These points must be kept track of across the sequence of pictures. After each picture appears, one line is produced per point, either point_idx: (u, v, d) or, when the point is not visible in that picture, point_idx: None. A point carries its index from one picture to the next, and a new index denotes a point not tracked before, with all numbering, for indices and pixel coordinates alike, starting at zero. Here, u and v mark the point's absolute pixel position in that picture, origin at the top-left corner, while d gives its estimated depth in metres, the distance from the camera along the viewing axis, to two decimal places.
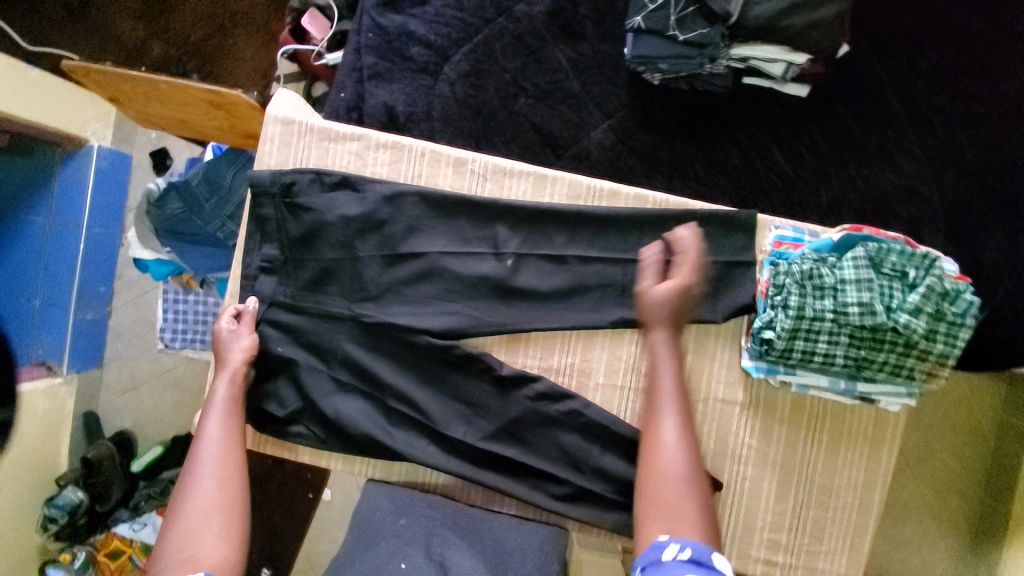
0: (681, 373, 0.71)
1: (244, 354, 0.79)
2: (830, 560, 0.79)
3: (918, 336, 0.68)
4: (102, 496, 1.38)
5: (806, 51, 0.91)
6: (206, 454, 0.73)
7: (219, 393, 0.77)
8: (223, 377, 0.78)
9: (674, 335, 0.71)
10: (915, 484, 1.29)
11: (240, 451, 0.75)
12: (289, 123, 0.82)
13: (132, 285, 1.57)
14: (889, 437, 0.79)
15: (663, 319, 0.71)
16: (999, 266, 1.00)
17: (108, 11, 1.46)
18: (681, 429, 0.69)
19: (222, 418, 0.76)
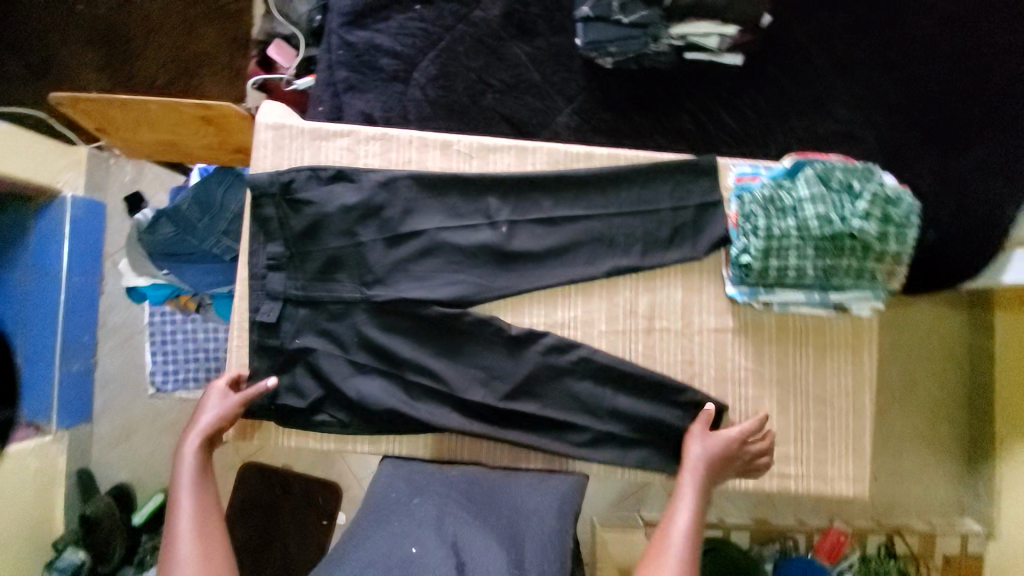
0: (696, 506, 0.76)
1: (219, 417, 0.80)
2: (838, 465, 0.85)
3: (872, 239, 0.78)
4: (103, 556, 1.31)
5: (735, 22, 1.03)
6: (184, 525, 0.72)
7: (189, 462, 0.76)
8: (194, 437, 0.78)
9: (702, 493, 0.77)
10: (910, 419, 1.52)
11: (218, 515, 0.75)
12: (280, 127, 0.87)
13: (117, 331, 1.49)
14: (868, 341, 0.86)
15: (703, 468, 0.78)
16: (936, 190, 1.12)
17: (69, 63, 1.48)
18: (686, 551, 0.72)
19: (195, 487, 0.76)
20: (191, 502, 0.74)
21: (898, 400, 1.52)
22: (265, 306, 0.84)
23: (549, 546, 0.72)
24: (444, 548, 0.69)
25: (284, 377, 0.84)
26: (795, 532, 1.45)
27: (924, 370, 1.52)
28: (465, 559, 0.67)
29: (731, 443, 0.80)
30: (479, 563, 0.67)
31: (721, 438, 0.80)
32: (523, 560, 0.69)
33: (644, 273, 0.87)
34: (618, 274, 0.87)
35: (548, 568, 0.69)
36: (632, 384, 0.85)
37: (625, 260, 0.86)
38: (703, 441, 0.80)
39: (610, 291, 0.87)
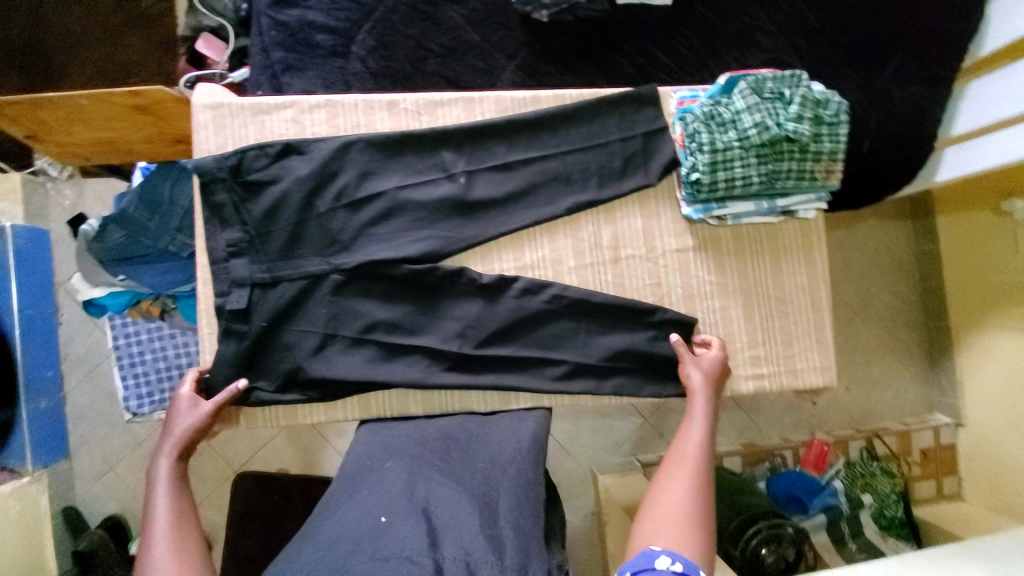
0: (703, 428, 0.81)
1: (188, 423, 0.80)
2: (804, 358, 0.92)
3: (808, 139, 0.83)
4: None
5: None
6: (157, 527, 0.71)
7: (162, 469, 0.77)
8: (166, 453, 0.78)
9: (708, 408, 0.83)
10: (872, 329, 1.60)
11: (193, 518, 0.74)
12: (219, 106, 0.86)
13: (82, 361, 1.43)
14: (817, 241, 0.92)
15: (705, 390, 0.84)
16: (865, 106, 1.13)
17: None
18: (692, 479, 0.76)
19: (170, 492, 0.75)
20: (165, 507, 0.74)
21: (860, 314, 1.61)
22: (234, 293, 0.82)
23: (523, 500, 0.73)
24: (414, 513, 0.65)
25: (263, 357, 0.84)
26: (782, 449, 1.51)
27: (878, 282, 1.61)
28: (437, 523, 0.65)
29: (719, 362, 0.85)
30: (451, 525, 0.64)
31: (710, 357, 0.85)
32: (497, 517, 0.68)
33: (603, 206, 0.90)
34: (578, 211, 0.89)
35: (523, 524, 0.69)
36: (605, 313, 0.89)
37: (584, 196, 0.89)
38: (699, 363, 0.85)
39: (573, 229, 0.90)
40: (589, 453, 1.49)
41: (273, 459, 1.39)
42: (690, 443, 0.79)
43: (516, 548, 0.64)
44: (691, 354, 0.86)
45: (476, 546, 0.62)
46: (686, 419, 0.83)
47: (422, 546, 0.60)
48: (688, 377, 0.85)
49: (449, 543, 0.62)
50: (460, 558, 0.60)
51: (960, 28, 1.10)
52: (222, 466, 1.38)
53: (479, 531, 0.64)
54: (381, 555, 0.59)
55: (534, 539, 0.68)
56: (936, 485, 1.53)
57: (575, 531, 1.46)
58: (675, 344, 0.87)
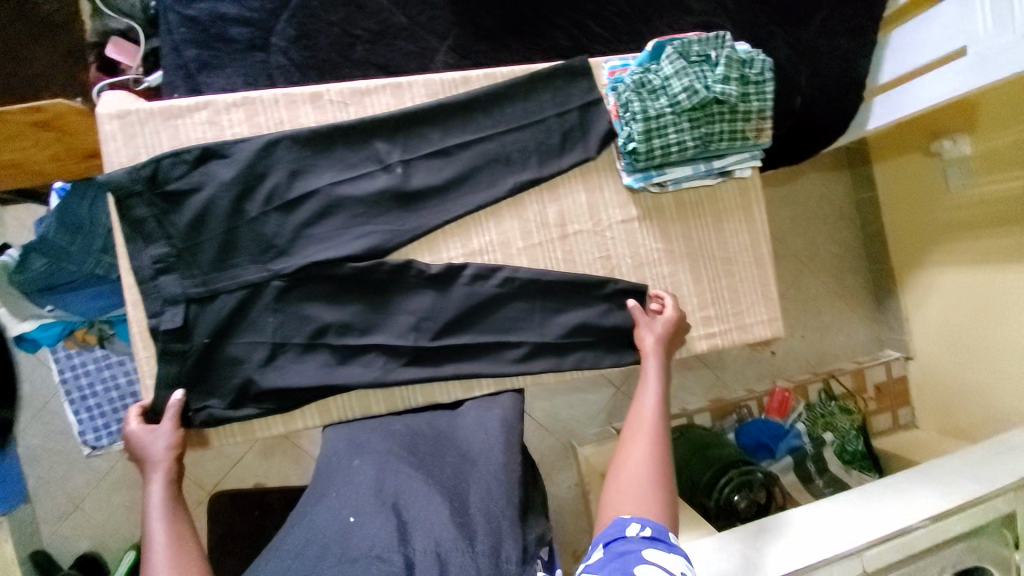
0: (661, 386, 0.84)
1: (170, 448, 0.76)
2: (752, 312, 0.96)
3: (736, 100, 0.84)
4: None
5: None
6: (158, 555, 0.67)
7: (154, 497, 0.72)
8: (156, 480, 0.74)
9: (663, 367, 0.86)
10: (821, 279, 1.68)
11: (193, 539, 0.70)
12: (126, 115, 0.80)
13: (29, 400, 1.33)
14: (754, 199, 0.96)
15: (657, 354, 0.86)
16: (795, 61, 1.14)
17: None
18: (653, 443, 0.77)
19: (166, 517, 0.71)
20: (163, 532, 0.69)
21: (809, 265, 1.67)
22: (167, 311, 0.79)
23: (494, 485, 0.72)
24: (384, 510, 0.67)
25: (209, 375, 0.80)
26: (747, 401, 1.57)
27: (823, 233, 1.68)
28: (407, 517, 0.66)
29: (673, 322, 0.88)
30: (420, 518, 0.66)
31: (663, 318, 0.88)
32: (466, 506, 0.69)
33: (545, 184, 0.90)
34: (521, 191, 0.89)
35: (493, 508, 0.69)
36: (558, 291, 0.89)
37: (524, 175, 0.88)
38: (651, 327, 0.88)
39: (518, 210, 0.89)
40: (567, 428, 1.51)
41: (247, 475, 1.35)
42: (649, 406, 0.81)
43: (485, 533, 0.66)
44: (644, 318, 0.88)
45: (445, 536, 0.63)
46: (642, 385, 0.85)
47: (392, 542, 0.62)
48: (641, 343, 0.87)
49: (420, 536, 0.64)
50: (430, 550, 0.62)
51: None
52: (193, 489, 1.34)
53: (448, 521, 0.65)
54: (350, 556, 0.61)
55: (505, 520, 0.68)
56: (892, 417, 1.62)
57: (561, 504, 1.49)
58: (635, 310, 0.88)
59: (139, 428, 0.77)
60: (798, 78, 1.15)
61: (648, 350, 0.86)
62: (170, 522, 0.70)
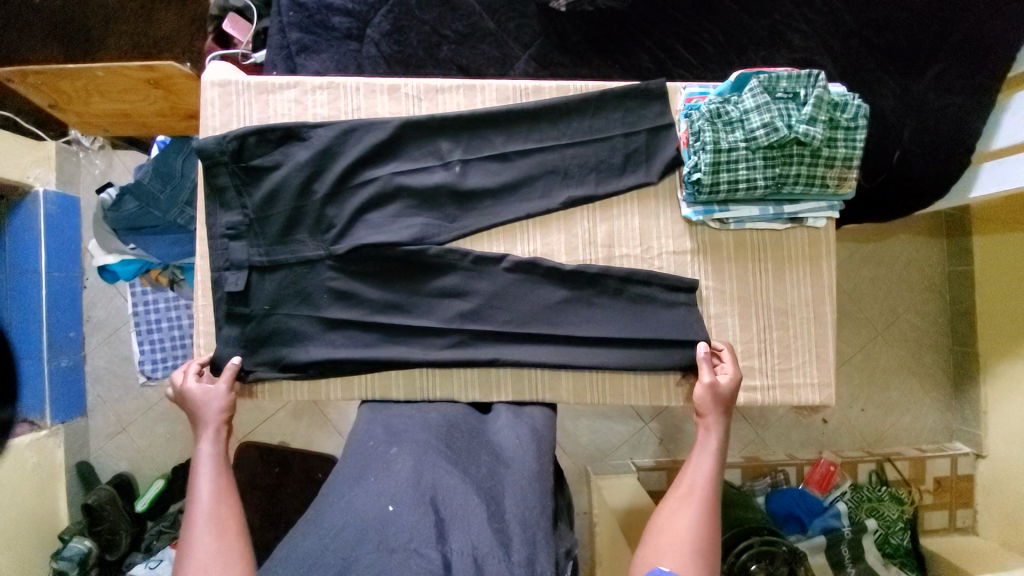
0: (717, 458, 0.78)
1: (222, 411, 0.80)
2: (803, 372, 0.88)
3: (820, 144, 0.79)
4: (111, 543, 1.28)
5: None
6: (200, 509, 0.70)
7: (205, 453, 0.77)
8: (209, 436, 0.78)
9: (723, 429, 0.80)
10: (894, 350, 1.52)
11: (234, 500, 0.73)
12: (226, 84, 0.87)
13: (104, 324, 1.46)
14: (825, 251, 0.89)
15: (717, 415, 0.80)
16: (900, 112, 1.04)
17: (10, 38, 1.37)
18: (702, 512, 0.72)
19: (213, 474, 0.75)
20: (208, 488, 0.73)
21: (880, 332, 1.52)
22: (228, 271, 0.84)
23: (529, 492, 0.67)
24: (423, 504, 0.60)
25: (249, 333, 0.85)
26: (785, 465, 1.44)
27: (904, 301, 1.53)
28: (445, 515, 0.60)
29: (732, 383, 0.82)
30: (459, 517, 0.59)
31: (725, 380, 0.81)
32: (503, 510, 0.63)
33: (600, 202, 0.88)
34: (574, 206, 0.88)
35: (529, 517, 0.63)
36: (595, 313, 0.87)
37: (580, 191, 0.87)
38: (707, 384, 0.81)
39: (568, 224, 0.88)
40: (587, 453, 1.46)
41: (274, 432, 1.41)
42: (702, 471, 0.76)
43: (522, 544, 0.59)
44: (703, 373, 0.82)
45: (484, 541, 0.57)
46: (695, 447, 0.80)
47: (430, 538, 0.55)
48: (696, 401, 0.82)
49: (457, 536, 0.57)
50: (468, 552, 0.55)
51: (1016, 30, 0.99)
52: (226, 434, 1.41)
53: (487, 524, 0.59)
54: (388, 546, 0.54)
55: (539, 530, 0.62)
56: (949, 516, 1.44)
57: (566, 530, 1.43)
58: (706, 356, 0.83)
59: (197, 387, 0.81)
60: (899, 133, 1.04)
61: (706, 409, 0.81)
62: (216, 479, 0.74)
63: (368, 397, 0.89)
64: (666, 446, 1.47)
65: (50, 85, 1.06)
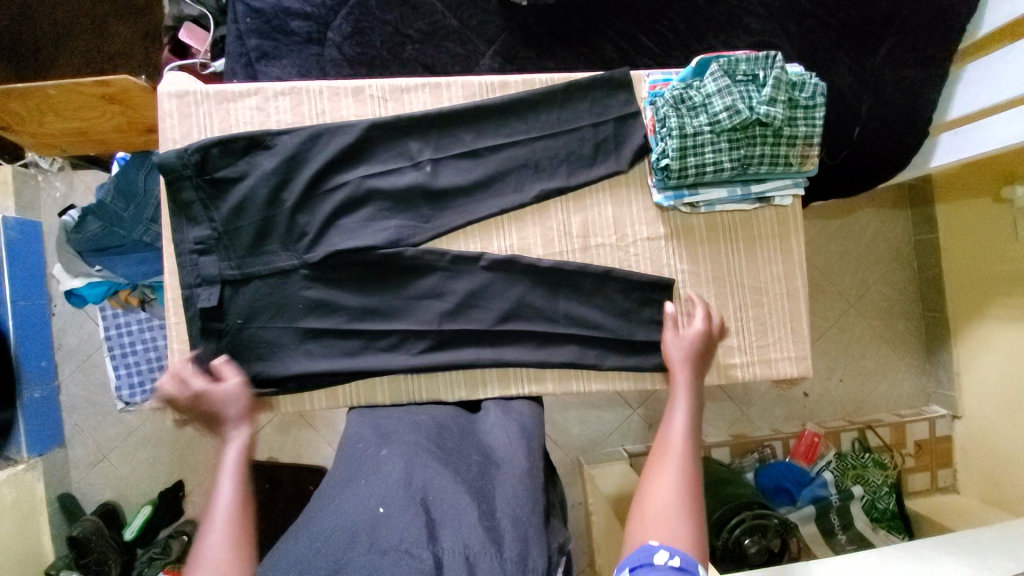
0: (690, 412, 0.80)
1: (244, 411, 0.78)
2: (779, 348, 0.91)
3: (781, 123, 0.81)
4: (100, 574, 1.26)
5: None
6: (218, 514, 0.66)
7: (230, 456, 0.74)
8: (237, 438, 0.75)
9: (693, 385, 0.83)
10: (867, 320, 1.57)
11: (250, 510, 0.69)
12: (184, 95, 0.85)
13: (76, 351, 1.41)
14: (793, 228, 0.91)
15: (687, 372, 0.83)
16: (857, 88, 1.07)
17: None
18: (683, 469, 0.73)
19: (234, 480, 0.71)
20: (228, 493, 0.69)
21: (853, 304, 1.57)
22: (201, 287, 0.83)
23: (519, 488, 0.67)
24: (413, 504, 0.60)
25: (226, 349, 0.83)
26: (771, 441, 1.48)
27: (874, 272, 1.57)
28: (436, 514, 0.60)
29: (703, 332, 0.85)
30: (450, 516, 0.59)
31: (692, 331, 0.85)
32: (494, 509, 0.63)
33: (572, 194, 0.89)
34: (547, 199, 0.88)
35: (521, 513, 0.63)
36: (573, 304, 0.88)
37: (552, 183, 0.88)
38: (674, 338, 0.85)
39: (542, 217, 0.89)
40: (578, 444, 1.48)
41: (261, 447, 1.39)
42: (677, 429, 0.78)
43: (514, 540, 0.59)
44: (669, 328, 0.86)
45: (475, 539, 0.57)
46: (670, 406, 0.81)
47: (422, 537, 0.55)
48: (669, 357, 0.85)
49: (448, 536, 0.57)
50: (460, 551, 0.55)
51: (961, 4, 1.03)
52: (214, 452, 1.40)
53: (478, 523, 0.59)
54: (380, 548, 0.54)
55: (531, 528, 0.62)
56: (930, 477, 1.50)
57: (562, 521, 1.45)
58: (670, 314, 0.86)
59: (209, 387, 0.79)
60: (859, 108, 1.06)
61: (675, 367, 0.84)
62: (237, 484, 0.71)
63: (354, 404, 0.88)
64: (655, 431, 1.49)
65: (1, 108, 1.02)
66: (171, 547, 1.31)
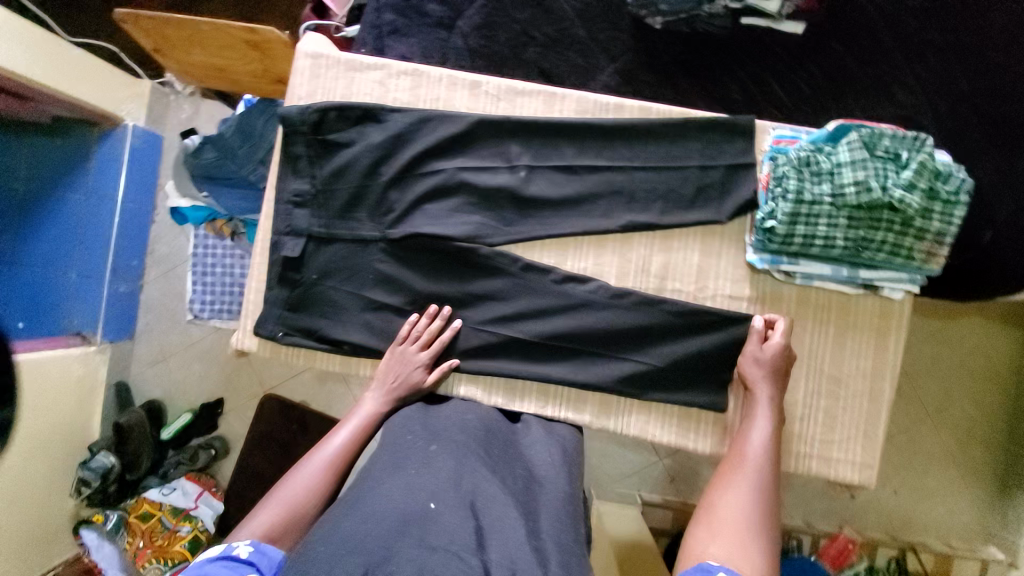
0: (773, 426, 0.76)
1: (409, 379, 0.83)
2: (845, 449, 0.83)
3: (914, 213, 0.73)
4: (132, 464, 1.37)
5: (801, 20, 0.97)
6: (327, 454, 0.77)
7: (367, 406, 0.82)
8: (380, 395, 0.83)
9: (776, 397, 0.77)
10: (939, 437, 1.41)
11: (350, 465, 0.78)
12: (317, 57, 0.89)
13: (163, 259, 1.54)
14: (895, 325, 0.82)
15: (770, 384, 0.78)
16: (995, 184, 0.93)
17: None
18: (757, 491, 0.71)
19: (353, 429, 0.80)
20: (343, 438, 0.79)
21: (929, 415, 1.41)
22: (288, 237, 0.87)
23: (562, 513, 0.67)
24: (463, 507, 0.60)
25: (295, 299, 0.87)
26: (800, 533, 1.38)
27: (964, 388, 1.41)
28: (483, 522, 0.60)
29: (782, 350, 0.78)
30: (497, 527, 0.59)
31: (773, 348, 0.78)
32: (539, 527, 0.63)
33: (661, 232, 0.85)
34: (635, 231, 0.85)
35: (565, 541, 0.62)
36: (633, 344, 0.84)
37: (643, 216, 0.84)
38: (752, 355, 0.79)
39: (625, 247, 0.86)
40: (593, 475, 1.43)
41: (296, 390, 1.46)
42: (755, 444, 0.74)
43: (559, 564, 0.58)
44: (750, 343, 0.80)
45: (523, 556, 0.55)
46: (749, 417, 0.78)
47: (471, 543, 0.55)
48: (743, 373, 0.80)
49: (496, 547, 0.56)
50: (507, 565, 0.54)
51: None
52: (255, 382, 1.49)
53: (525, 540, 0.58)
54: (430, 543, 0.54)
55: (575, 556, 0.60)
56: None
57: None
58: (756, 329, 0.80)
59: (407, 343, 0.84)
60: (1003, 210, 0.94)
61: (754, 381, 0.78)
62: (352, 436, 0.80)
63: None
64: (676, 486, 1.41)
65: (160, 33, 1.12)
66: (198, 456, 1.42)
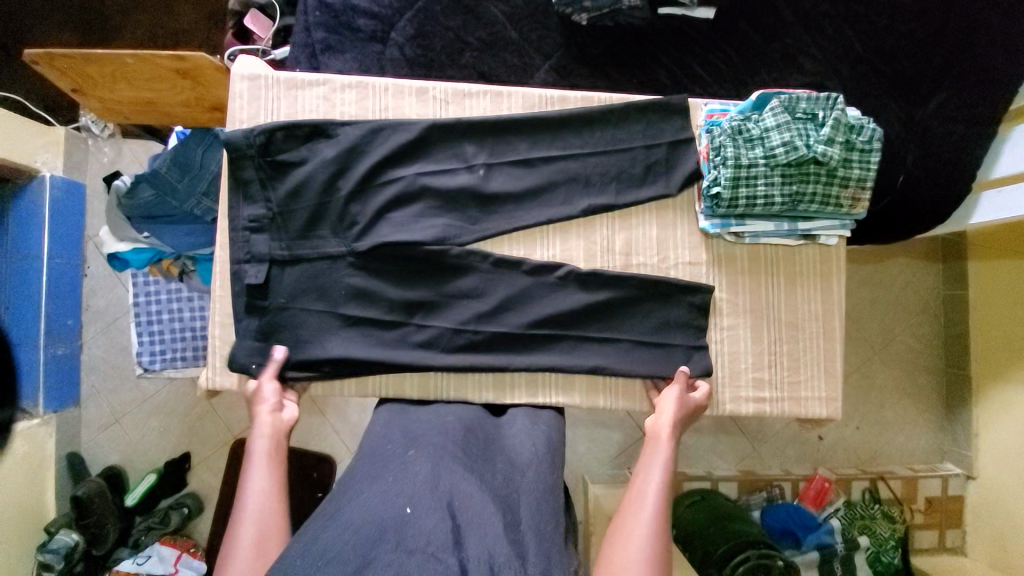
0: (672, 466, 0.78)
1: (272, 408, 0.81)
2: (810, 388, 0.90)
3: (836, 164, 0.81)
4: (97, 539, 1.26)
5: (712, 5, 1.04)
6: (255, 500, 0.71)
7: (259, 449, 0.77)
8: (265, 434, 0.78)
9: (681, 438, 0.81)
10: (887, 369, 1.55)
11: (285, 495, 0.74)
12: (256, 78, 0.88)
13: (102, 314, 1.43)
14: (836, 269, 0.91)
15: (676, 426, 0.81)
16: (904, 138, 1.06)
17: (24, 22, 1.35)
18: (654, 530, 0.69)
19: (264, 470, 0.75)
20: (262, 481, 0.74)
21: (875, 352, 1.55)
22: (251, 265, 0.85)
23: (543, 503, 0.67)
24: (439, 509, 0.59)
25: (267, 327, 0.85)
26: (780, 480, 1.46)
27: (900, 321, 1.56)
28: (461, 521, 0.59)
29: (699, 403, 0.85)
30: (475, 524, 0.58)
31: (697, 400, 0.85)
32: (518, 520, 0.63)
33: (619, 212, 0.90)
34: (594, 214, 0.89)
35: (545, 529, 0.64)
36: (608, 322, 0.88)
37: (601, 199, 0.89)
38: (683, 399, 0.84)
39: (587, 230, 0.90)
40: (583, 462, 1.46)
41: None
42: (653, 484, 0.75)
43: (538, 555, 0.60)
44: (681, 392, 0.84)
45: (500, 551, 0.56)
46: (647, 460, 0.78)
47: (447, 544, 0.54)
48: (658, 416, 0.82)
49: (473, 543, 0.56)
50: (484, 561, 0.54)
51: None
52: (222, 429, 1.42)
53: (503, 534, 0.58)
54: (406, 548, 0.54)
55: (554, 545, 0.62)
56: (938, 536, 1.48)
57: None
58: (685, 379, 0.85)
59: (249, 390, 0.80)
60: (908, 156, 1.06)
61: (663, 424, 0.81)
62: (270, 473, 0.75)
63: (386, 395, 0.89)
64: None
65: (78, 71, 1.06)
66: (170, 518, 1.33)
